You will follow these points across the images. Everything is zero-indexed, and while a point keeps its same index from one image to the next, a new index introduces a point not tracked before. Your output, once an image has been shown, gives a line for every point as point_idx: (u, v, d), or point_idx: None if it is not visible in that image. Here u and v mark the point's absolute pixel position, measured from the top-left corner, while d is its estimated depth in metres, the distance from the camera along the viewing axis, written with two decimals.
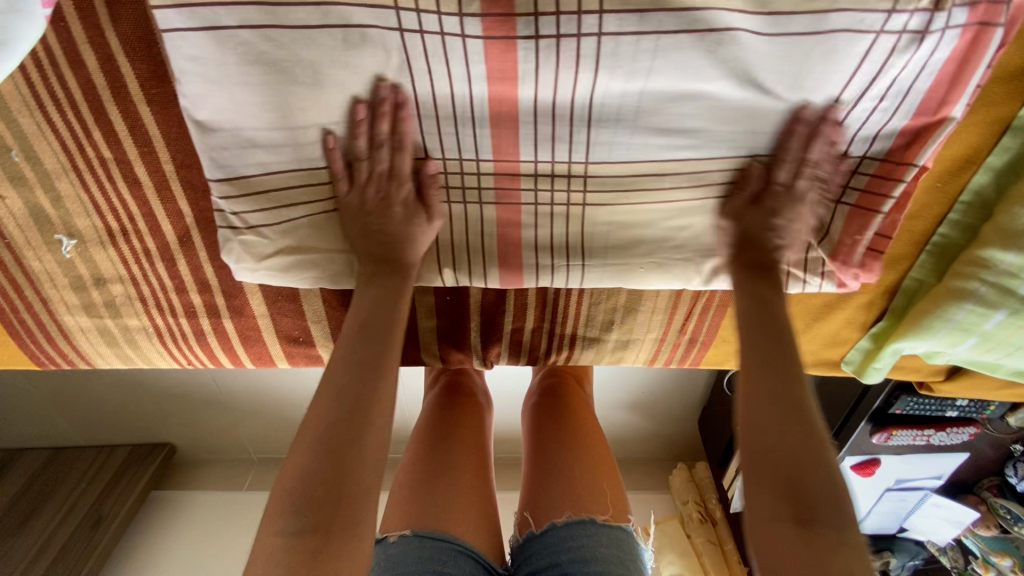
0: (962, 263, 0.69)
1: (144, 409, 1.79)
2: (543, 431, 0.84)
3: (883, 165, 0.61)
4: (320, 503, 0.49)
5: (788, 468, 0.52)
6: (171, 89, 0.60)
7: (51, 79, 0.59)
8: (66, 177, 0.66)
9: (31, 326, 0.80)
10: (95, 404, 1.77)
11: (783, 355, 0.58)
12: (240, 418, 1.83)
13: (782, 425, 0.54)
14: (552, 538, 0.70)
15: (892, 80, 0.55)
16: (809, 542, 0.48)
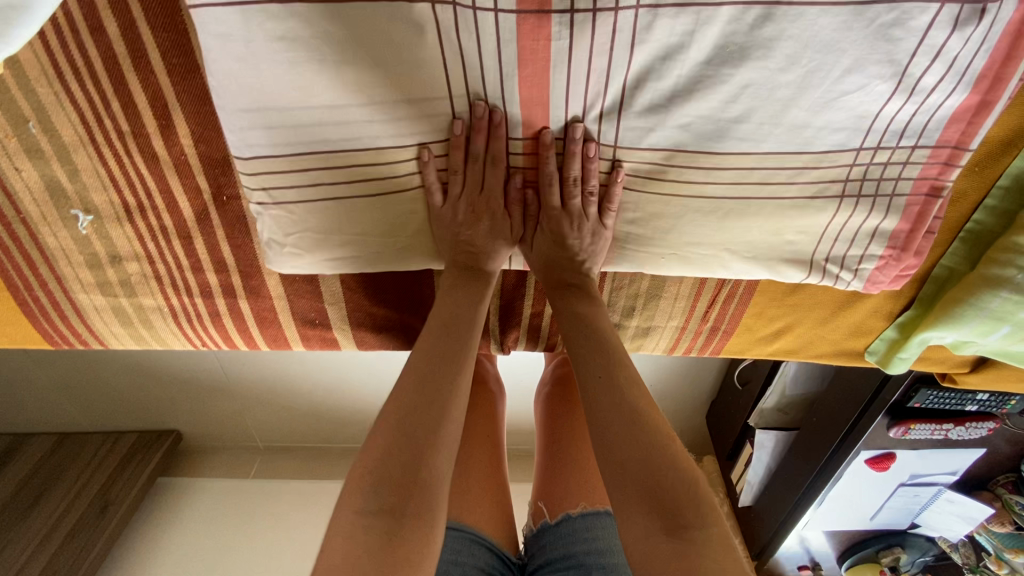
0: (997, 250, 0.67)
1: (152, 395, 1.79)
2: (557, 425, 0.81)
3: (937, 150, 0.60)
4: (401, 484, 0.51)
5: (649, 478, 0.52)
6: (195, 59, 0.58)
7: (70, 47, 0.58)
8: (83, 149, 0.65)
9: (44, 304, 0.79)
10: (103, 389, 1.77)
11: (621, 373, 0.60)
12: (247, 406, 1.83)
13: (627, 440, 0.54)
14: (567, 529, 0.67)
15: (952, 59, 0.53)
16: (679, 543, 0.49)
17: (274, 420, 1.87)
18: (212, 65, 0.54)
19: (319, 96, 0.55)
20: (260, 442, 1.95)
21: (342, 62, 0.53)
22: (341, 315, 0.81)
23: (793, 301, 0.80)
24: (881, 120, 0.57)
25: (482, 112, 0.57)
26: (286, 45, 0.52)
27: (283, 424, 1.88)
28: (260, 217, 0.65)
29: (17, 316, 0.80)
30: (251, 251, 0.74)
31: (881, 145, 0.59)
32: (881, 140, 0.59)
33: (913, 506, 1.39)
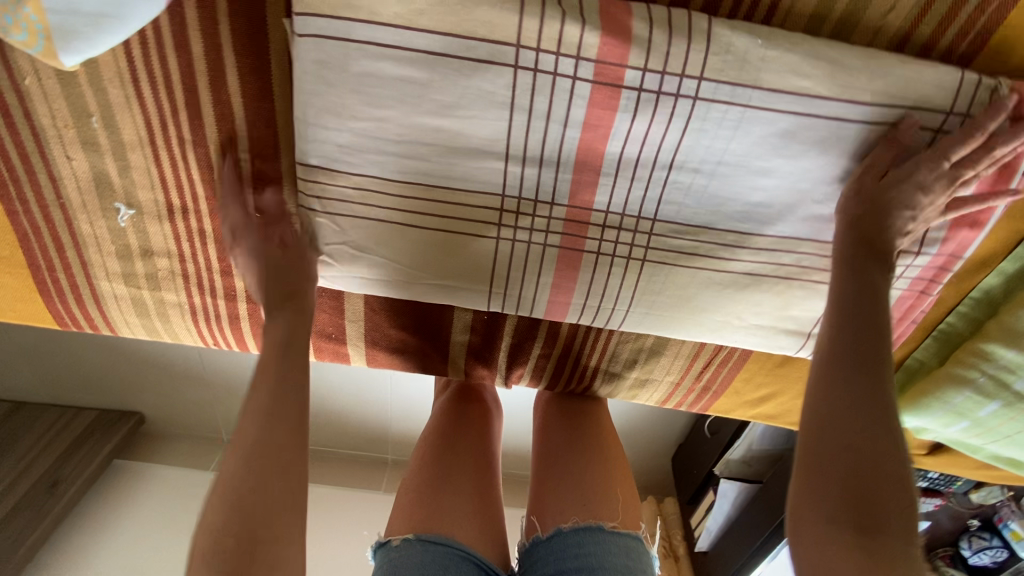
0: (965, 352, 0.74)
1: (123, 373, 1.75)
2: (551, 440, 0.81)
3: (937, 257, 0.66)
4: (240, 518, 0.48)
5: (848, 482, 0.50)
6: (270, 86, 0.61)
7: (151, 57, 0.60)
8: (140, 150, 0.67)
9: (63, 286, 0.80)
10: (71, 362, 1.71)
11: (874, 364, 0.55)
12: (219, 395, 1.80)
13: (850, 436, 0.52)
14: (558, 545, 0.67)
15: (947, 177, 0.60)
16: (866, 550, 0.48)
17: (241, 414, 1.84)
18: (300, 85, 0.58)
19: (399, 130, 0.60)
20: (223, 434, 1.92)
21: (424, 106, 0.58)
22: (358, 332, 0.84)
23: (781, 372, 0.86)
24: (896, 234, 0.63)
25: (537, 168, 0.62)
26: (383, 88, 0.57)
27: None
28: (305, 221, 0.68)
29: (32, 294, 0.81)
30: None
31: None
32: None
33: None
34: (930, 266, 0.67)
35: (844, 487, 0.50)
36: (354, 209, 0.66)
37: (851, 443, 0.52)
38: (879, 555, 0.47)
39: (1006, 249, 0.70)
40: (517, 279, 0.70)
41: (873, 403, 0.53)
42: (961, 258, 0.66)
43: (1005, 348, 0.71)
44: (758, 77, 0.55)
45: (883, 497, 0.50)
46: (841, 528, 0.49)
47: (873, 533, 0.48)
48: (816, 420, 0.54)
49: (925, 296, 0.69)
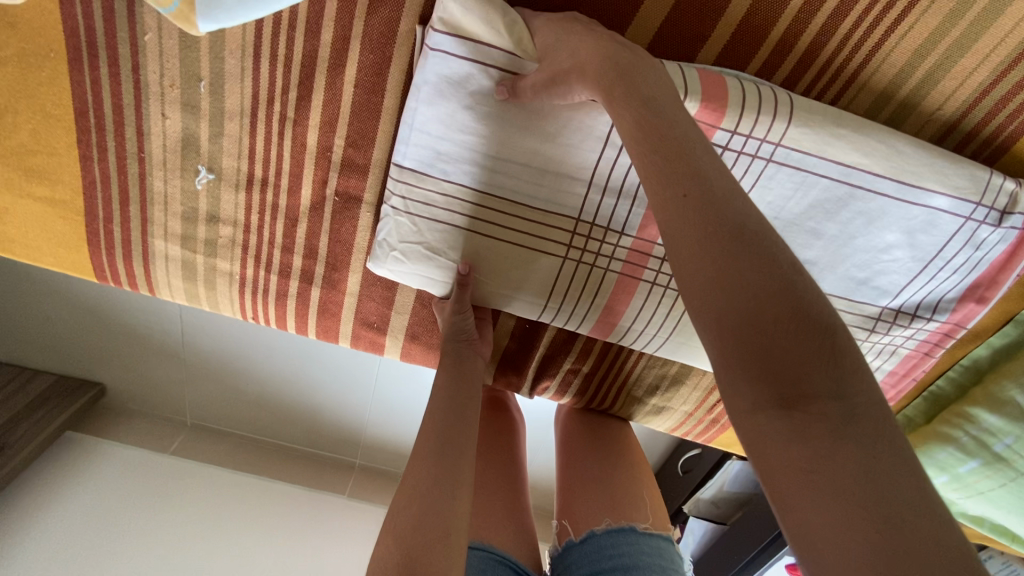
0: (951, 413, 0.84)
1: (87, 341, 1.53)
2: (579, 450, 0.88)
3: (945, 324, 0.76)
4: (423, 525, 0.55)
5: (786, 385, 0.38)
6: (383, 81, 0.66)
7: (279, 37, 0.63)
8: (239, 119, 0.69)
9: (115, 239, 0.79)
10: (27, 318, 1.49)
11: (733, 228, 0.41)
12: (192, 377, 1.59)
13: (784, 321, 0.38)
14: (592, 546, 0.75)
15: (967, 256, 0.71)
16: (821, 467, 0.36)
17: (216, 401, 1.64)
18: (417, 92, 0.63)
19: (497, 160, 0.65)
20: (188, 419, 1.70)
21: (526, 127, 0.64)
22: (401, 324, 0.87)
23: None
24: (901, 295, 0.73)
25: (615, 200, 0.68)
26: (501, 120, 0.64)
27: (225, 407, 1.66)
28: (385, 219, 0.72)
29: (80, 242, 0.80)
30: (347, 248, 0.79)
31: (901, 310, 0.75)
32: (903, 306, 0.74)
33: None
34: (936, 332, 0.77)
35: (787, 394, 0.38)
36: (434, 211, 0.70)
37: (793, 337, 0.38)
38: (875, 473, 0.35)
39: (995, 325, 0.80)
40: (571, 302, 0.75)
41: (761, 279, 0.39)
42: (963, 328, 0.76)
43: (988, 413, 0.80)
44: (824, 148, 0.64)
45: (859, 406, 0.37)
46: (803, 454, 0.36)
47: (843, 451, 0.36)
48: (714, 311, 0.40)
49: (927, 357, 0.78)
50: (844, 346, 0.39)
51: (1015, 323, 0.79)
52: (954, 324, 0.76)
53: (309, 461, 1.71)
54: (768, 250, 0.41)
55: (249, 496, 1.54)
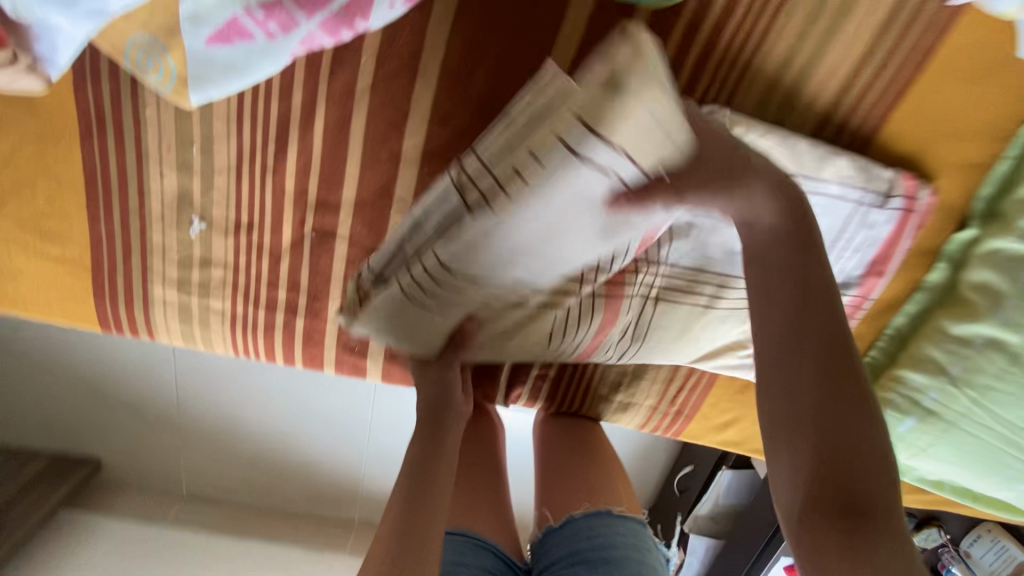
0: (884, 379, 0.92)
1: (83, 416, 1.57)
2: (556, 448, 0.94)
3: (856, 295, 0.87)
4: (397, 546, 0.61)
5: (847, 486, 0.51)
6: (346, 131, 0.78)
7: (257, 102, 0.77)
8: (227, 174, 0.81)
9: (119, 289, 0.89)
10: (24, 396, 1.54)
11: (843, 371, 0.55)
12: (186, 443, 1.62)
13: (828, 434, 0.52)
14: (570, 529, 0.80)
15: (865, 234, 0.82)
16: (853, 550, 0.49)
17: (210, 466, 1.66)
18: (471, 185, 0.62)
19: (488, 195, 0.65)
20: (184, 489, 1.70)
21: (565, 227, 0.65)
22: (379, 347, 0.95)
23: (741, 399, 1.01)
24: None
25: None
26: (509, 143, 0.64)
27: (218, 472, 1.66)
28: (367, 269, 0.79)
29: (87, 294, 0.89)
30: (326, 279, 0.89)
31: None
32: None
33: None
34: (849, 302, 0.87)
35: (842, 498, 0.50)
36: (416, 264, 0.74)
37: (856, 453, 0.52)
38: (859, 538, 0.49)
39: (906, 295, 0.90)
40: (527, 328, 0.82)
41: (819, 391, 0.54)
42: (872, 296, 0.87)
43: (913, 373, 0.89)
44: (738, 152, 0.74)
45: (881, 492, 0.51)
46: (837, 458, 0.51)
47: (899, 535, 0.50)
48: (804, 426, 0.54)
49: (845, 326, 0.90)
50: (879, 450, 0.52)
51: (922, 291, 0.88)
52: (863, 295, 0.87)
53: (307, 518, 1.71)
54: (855, 380, 0.55)
55: (246, 557, 1.54)
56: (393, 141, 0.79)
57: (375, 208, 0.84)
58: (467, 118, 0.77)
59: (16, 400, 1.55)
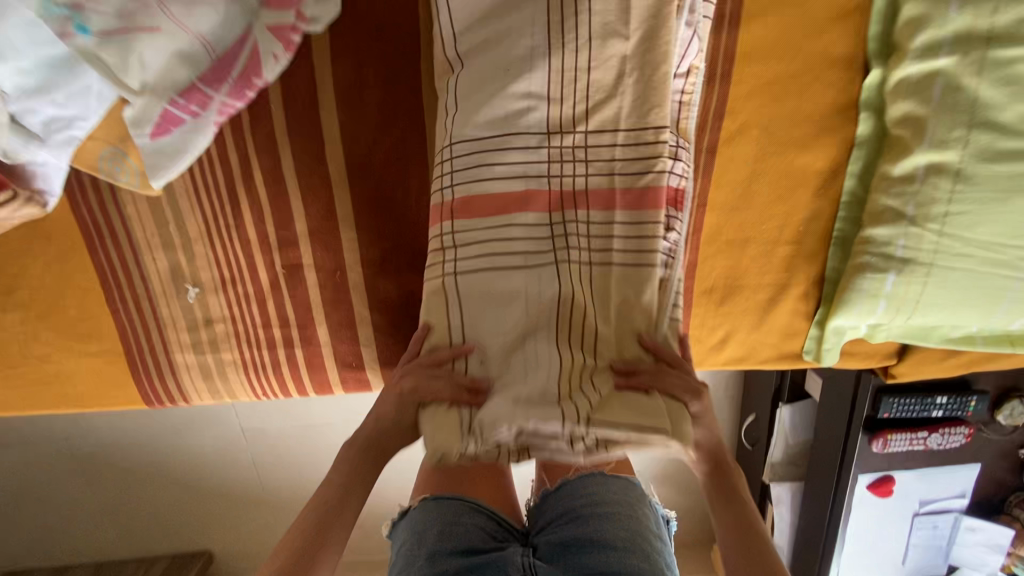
0: (856, 244, 0.89)
1: (194, 508, 1.87)
2: None
3: (787, 165, 0.90)
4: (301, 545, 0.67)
5: None
6: (280, 174, 0.91)
7: (206, 172, 0.91)
8: (201, 241, 0.96)
9: (150, 365, 1.05)
10: (151, 497, 1.86)
11: None
12: (283, 511, 1.86)
13: None
14: (566, 490, 0.81)
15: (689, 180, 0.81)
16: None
17: None
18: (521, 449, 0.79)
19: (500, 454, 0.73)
20: None
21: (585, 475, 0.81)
22: (372, 356, 1.03)
23: (725, 311, 1.01)
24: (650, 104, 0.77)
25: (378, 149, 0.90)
26: (506, 346, 0.76)
27: None
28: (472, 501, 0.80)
29: (128, 378, 1.05)
30: (308, 307, 1.00)
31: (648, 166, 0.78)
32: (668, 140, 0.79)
33: (939, 540, 1.38)
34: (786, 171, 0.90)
35: None
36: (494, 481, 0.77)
37: None
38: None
39: (844, 156, 0.89)
40: (444, 296, 0.79)
41: None
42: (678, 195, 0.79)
43: (877, 229, 0.85)
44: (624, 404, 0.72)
45: None
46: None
47: None
48: None
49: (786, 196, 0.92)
50: None
51: (858, 146, 0.88)
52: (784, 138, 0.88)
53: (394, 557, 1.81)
54: None
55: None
56: (320, 169, 0.91)
57: (327, 231, 0.95)
58: (367, 132, 0.90)
59: (143, 499, 1.86)
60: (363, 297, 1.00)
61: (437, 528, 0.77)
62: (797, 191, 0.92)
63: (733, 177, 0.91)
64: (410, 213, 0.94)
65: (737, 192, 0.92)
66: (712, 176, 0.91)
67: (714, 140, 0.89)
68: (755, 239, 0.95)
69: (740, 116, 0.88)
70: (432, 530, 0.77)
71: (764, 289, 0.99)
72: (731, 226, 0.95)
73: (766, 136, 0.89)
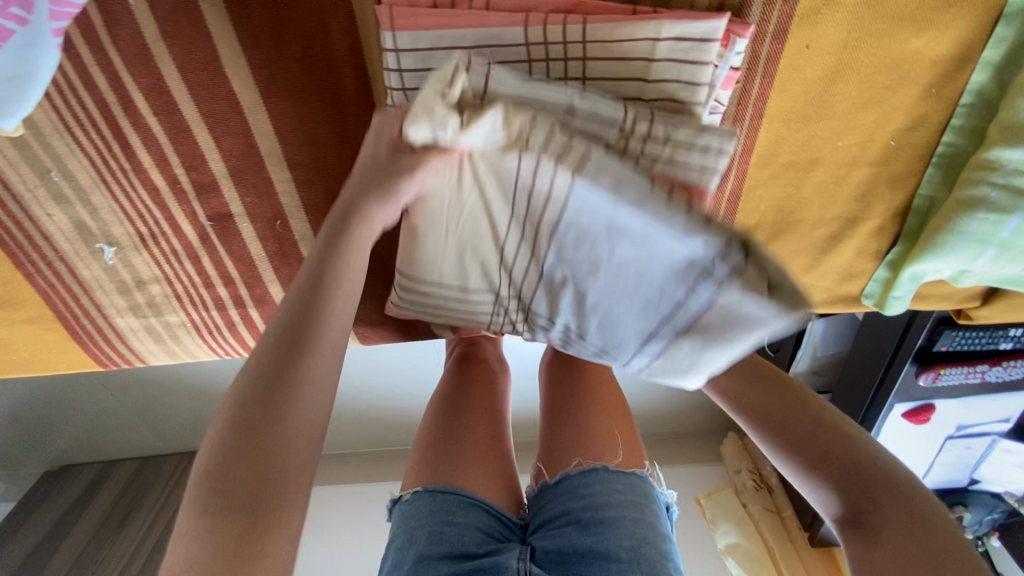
0: (970, 169, 0.64)
1: (202, 421, 1.81)
2: (558, 391, 0.88)
3: (889, 54, 0.62)
4: (236, 487, 0.43)
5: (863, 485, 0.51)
6: (171, 98, 0.66)
7: (72, 101, 0.67)
8: (99, 191, 0.75)
9: (90, 330, 0.91)
10: (162, 409, 1.77)
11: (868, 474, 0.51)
12: None
13: (845, 460, 0.53)
14: (567, 486, 0.74)
15: None
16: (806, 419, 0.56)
17: None
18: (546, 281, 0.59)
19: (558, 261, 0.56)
20: None
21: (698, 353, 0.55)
22: None
23: (772, 251, 0.79)
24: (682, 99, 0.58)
25: (287, 89, 0.66)
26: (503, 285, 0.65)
27: None
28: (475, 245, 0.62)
29: (72, 344, 0.92)
30: (253, 262, 0.82)
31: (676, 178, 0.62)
32: None
33: (969, 459, 1.30)
34: (886, 64, 0.62)
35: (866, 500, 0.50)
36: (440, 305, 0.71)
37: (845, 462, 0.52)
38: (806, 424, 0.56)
39: (981, 35, 0.60)
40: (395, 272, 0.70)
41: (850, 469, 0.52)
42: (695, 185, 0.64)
43: (1010, 150, 0.61)
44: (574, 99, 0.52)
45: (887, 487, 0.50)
46: (887, 489, 0.50)
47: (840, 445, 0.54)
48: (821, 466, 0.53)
49: (875, 102, 0.65)
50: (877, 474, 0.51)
51: (1006, 20, 0.58)
52: (894, 6, 0.59)
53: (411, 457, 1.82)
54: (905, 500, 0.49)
55: (346, 497, 1.61)
56: (221, 88, 0.66)
57: (254, 170, 0.73)
58: (274, 32, 0.62)
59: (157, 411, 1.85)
60: None
61: (428, 529, 0.69)
62: (897, 90, 0.64)
63: (806, 73, 0.63)
64: (355, 141, 0.70)
65: (811, 95, 0.65)
66: (775, 74, 0.63)
67: (785, 19, 0.60)
68: (825, 160, 0.70)
69: None
70: (423, 529, 0.69)
71: (827, 225, 0.76)
72: (795, 142, 0.69)
73: (866, 5, 0.59)
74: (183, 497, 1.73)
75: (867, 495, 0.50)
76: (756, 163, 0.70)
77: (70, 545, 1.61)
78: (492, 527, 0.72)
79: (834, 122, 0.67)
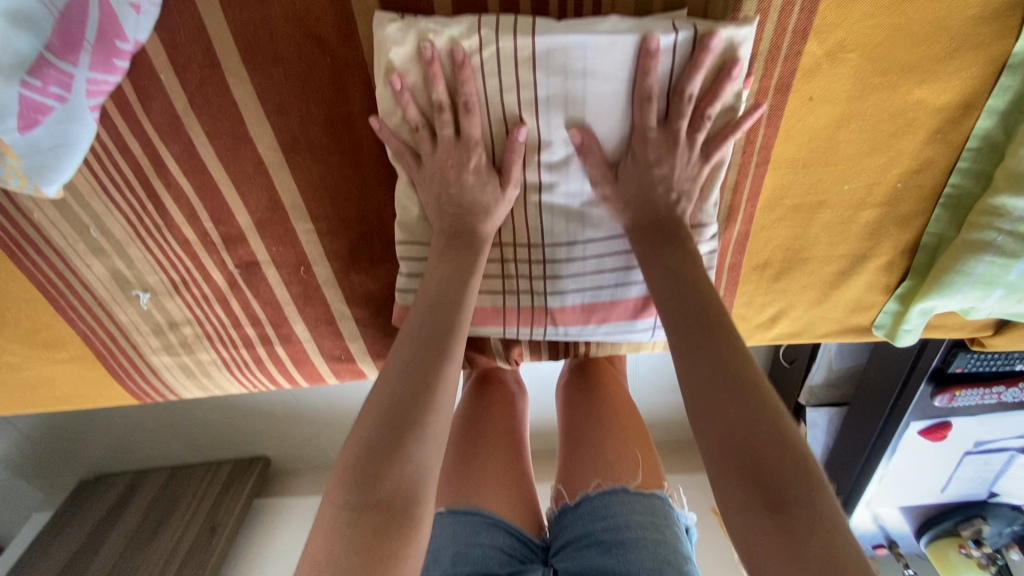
0: (976, 213, 0.65)
1: (230, 433, 1.87)
2: (575, 412, 0.90)
3: (892, 104, 0.63)
4: (365, 467, 0.48)
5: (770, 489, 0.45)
6: (199, 162, 0.70)
7: (109, 166, 0.71)
8: (134, 244, 0.79)
9: (127, 367, 0.95)
10: (191, 422, 1.84)
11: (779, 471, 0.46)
12: (319, 431, 1.84)
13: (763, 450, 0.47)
14: (587, 507, 0.76)
15: None
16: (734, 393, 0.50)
17: None
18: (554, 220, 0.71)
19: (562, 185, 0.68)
20: None
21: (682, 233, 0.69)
22: (361, 348, 0.91)
23: (782, 287, 0.80)
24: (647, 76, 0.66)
25: (309, 150, 0.70)
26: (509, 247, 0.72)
27: None
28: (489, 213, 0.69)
29: (110, 380, 0.97)
30: (277, 303, 0.86)
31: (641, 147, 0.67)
32: None
33: (987, 474, 1.30)
34: (890, 113, 0.63)
35: (771, 498, 0.45)
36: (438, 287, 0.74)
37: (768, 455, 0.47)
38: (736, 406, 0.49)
39: (986, 84, 0.61)
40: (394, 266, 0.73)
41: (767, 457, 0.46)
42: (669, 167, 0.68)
43: (1015, 197, 0.62)
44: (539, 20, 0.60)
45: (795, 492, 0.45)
46: (793, 500, 0.44)
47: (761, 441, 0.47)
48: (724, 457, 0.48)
49: (880, 148, 0.66)
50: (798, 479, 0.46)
51: (1010, 70, 0.59)
52: (896, 60, 0.60)
53: None
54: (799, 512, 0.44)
55: None
56: (246, 150, 0.69)
57: (277, 222, 0.76)
58: (296, 99, 0.66)
59: None
60: (336, 293, 0.84)
61: (453, 550, 0.72)
62: (903, 136, 0.65)
63: (810, 123, 0.65)
64: (375, 194, 0.74)
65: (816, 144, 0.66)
66: (779, 126, 0.65)
67: (788, 74, 0.61)
68: (832, 203, 0.71)
69: (833, 34, 0.59)
70: (447, 550, 0.72)
71: (835, 261, 0.77)
72: (802, 186, 0.70)
73: (868, 61, 0.60)
74: (212, 508, 1.78)
75: (764, 500, 0.45)
76: (763, 205, 0.72)
77: (106, 554, 1.67)
78: (514, 548, 0.75)
79: (839, 166, 0.68)
